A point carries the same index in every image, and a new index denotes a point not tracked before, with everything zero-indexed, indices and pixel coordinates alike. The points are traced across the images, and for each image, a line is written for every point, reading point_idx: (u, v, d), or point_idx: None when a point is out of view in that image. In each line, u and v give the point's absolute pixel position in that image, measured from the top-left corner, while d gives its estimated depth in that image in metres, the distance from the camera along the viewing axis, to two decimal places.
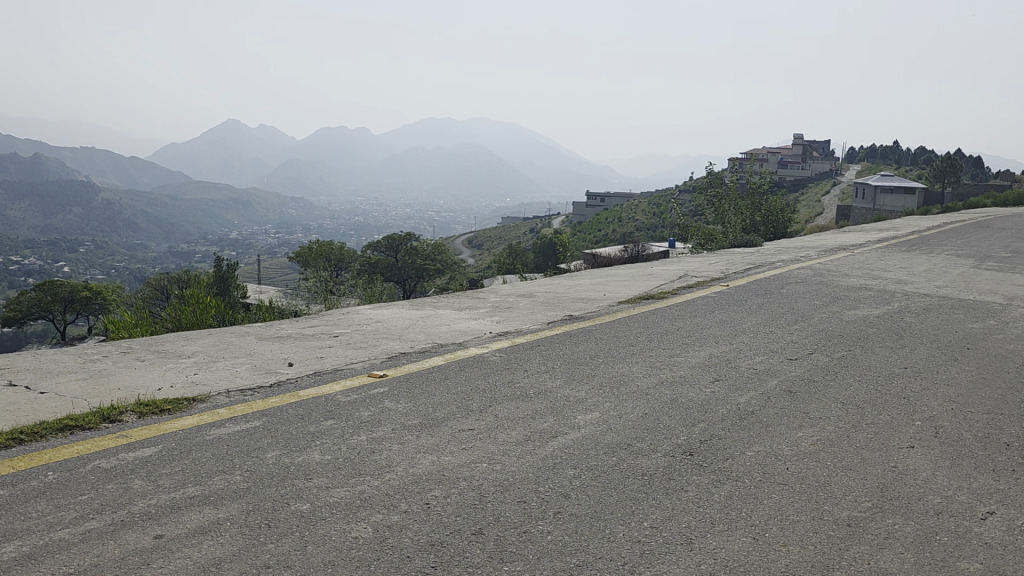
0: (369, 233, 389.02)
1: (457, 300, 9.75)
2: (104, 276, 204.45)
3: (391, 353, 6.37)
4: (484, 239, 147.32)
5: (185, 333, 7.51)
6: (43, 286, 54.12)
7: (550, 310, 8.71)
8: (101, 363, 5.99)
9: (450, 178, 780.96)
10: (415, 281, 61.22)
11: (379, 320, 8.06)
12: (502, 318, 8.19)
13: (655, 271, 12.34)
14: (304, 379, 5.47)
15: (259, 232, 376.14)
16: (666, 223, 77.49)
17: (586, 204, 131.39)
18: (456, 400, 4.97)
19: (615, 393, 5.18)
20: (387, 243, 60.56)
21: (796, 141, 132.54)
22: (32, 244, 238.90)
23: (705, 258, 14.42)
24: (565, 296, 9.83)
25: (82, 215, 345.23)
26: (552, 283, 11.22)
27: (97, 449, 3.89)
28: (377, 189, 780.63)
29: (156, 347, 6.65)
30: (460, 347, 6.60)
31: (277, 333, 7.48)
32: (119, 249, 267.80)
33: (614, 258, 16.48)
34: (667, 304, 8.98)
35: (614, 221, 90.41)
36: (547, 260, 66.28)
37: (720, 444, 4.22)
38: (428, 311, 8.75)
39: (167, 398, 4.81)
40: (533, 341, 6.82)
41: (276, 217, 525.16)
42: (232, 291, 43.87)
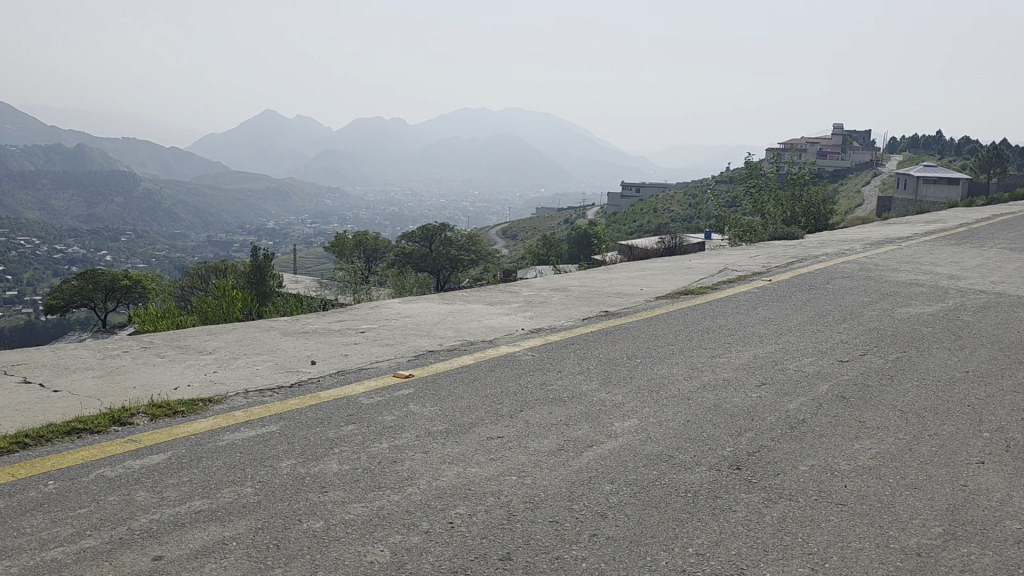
0: (404, 223, 390.82)
1: (488, 294, 9.47)
2: (145, 266, 207.65)
3: (418, 350, 6.10)
4: (518, 229, 146.87)
5: (208, 328, 7.31)
6: (84, 275, 54.96)
7: (585, 305, 8.39)
8: (120, 360, 5.81)
9: (485, 169, 781.27)
10: (449, 271, 60.92)
11: (409, 315, 7.80)
12: (536, 313, 7.87)
13: (694, 265, 11.94)
14: (327, 378, 5.20)
15: (296, 223, 379.53)
16: (703, 215, 76.32)
17: (620, 195, 130.46)
18: (485, 403, 4.67)
19: (655, 399, 4.85)
20: (421, 234, 60.23)
21: (836, 131, 130.52)
22: (76, 234, 243.48)
23: (745, 251, 13.99)
24: (601, 291, 9.49)
25: (124, 205, 350.46)
26: (587, 277, 10.88)
27: (104, 456, 3.66)
28: (412, 179, 780.75)
29: (177, 343, 6.44)
30: (490, 345, 6.31)
31: (302, 327, 7.27)
32: (159, 240, 272.14)
33: (651, 251, 16.08)
34: (707, 299, 8.60)
35: (649, 212, 89.35)
36: (581, 251, 65.76)
37: (768, 457, 3.89)
38: (459, 305, 8.47)
39: (181, 399, 4.59)
40: (567, 339, 6.50)
41: (312, 207, 529.49)
42: (267, 281, 43.93)
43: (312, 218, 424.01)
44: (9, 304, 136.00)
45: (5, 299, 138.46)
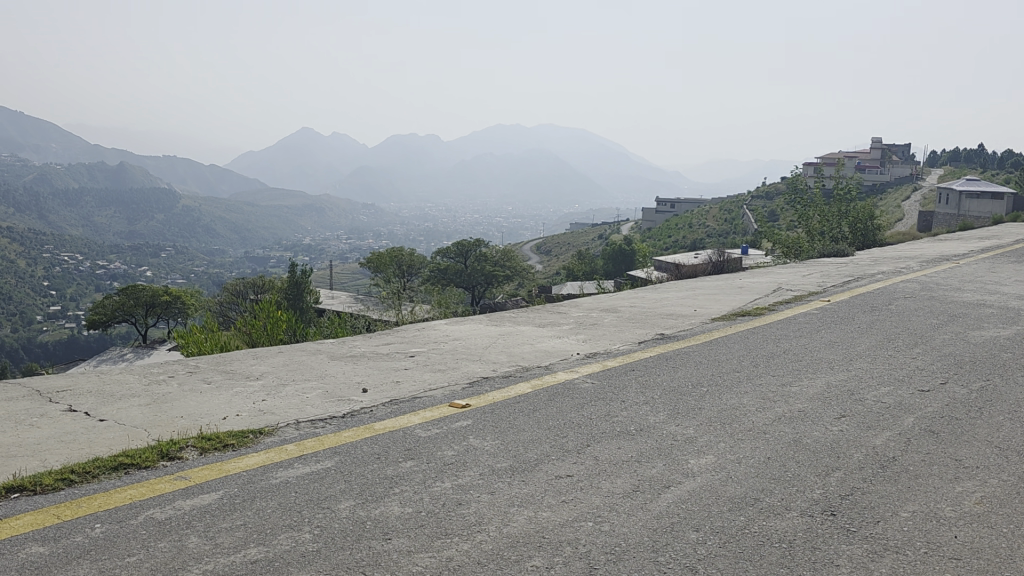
0: (439, 238, 392.37)
1: (537, 315, 9.22)
2: (184, 280, 210.48)
3: (471, 377, 5.85)
4: (553, 245, 146.52)
5: (253, 351, 7.13)
6: (126, 290, 55.54)
7: (640, 327, 8.09)
8: (165, 387, 5.63)
9: (520, 184, 781.52)
10: (484, 287, 60.70)
11: (461, 338, 7.55)
12: (589, 336, 7.59)
13: (746, 284, 11.57)
14: (380, 408, 4.96)
15: (332, 239, 382.63)
16: (740, 230, 75.36)
17: (656, 210, 129.58)
18: (548, 437, 4.41)
19: (731, 431, 4.55)
20: (456, 249, 60.41)
21: (875, 145, 128.64)
22: (118, 250, 247.77)
23: (797, 269, 13.58)
24: (653, 312, 9.18)
25: (164, 221, 355.76)
26: (636, 298, 10.58)
27: (152, 494, 3.46)
28: (446, 196, 780.92)
29: (223, 367, 6.26)
30: (547, 371, 6.01)
31: (350, 350, 7.07)
32: (198, 254, 276.14)
33: (698, 269, 15.71)
34: (766, 321, 8.26)
35: (684, 227, 88.52)
36: (616, 267, 65.29)
37: (863, 502, 3.57)
38: (508, 328, 8.22)
39: (230, 430, 4.37)
40: (626, 363, 6.21)
41: (349, 222, 533.31)
42: (305, 297, 44.13)
43: (349, 234, 427.40)
44: (52, 319, 138.29)
45: (48, 314, 140.74)
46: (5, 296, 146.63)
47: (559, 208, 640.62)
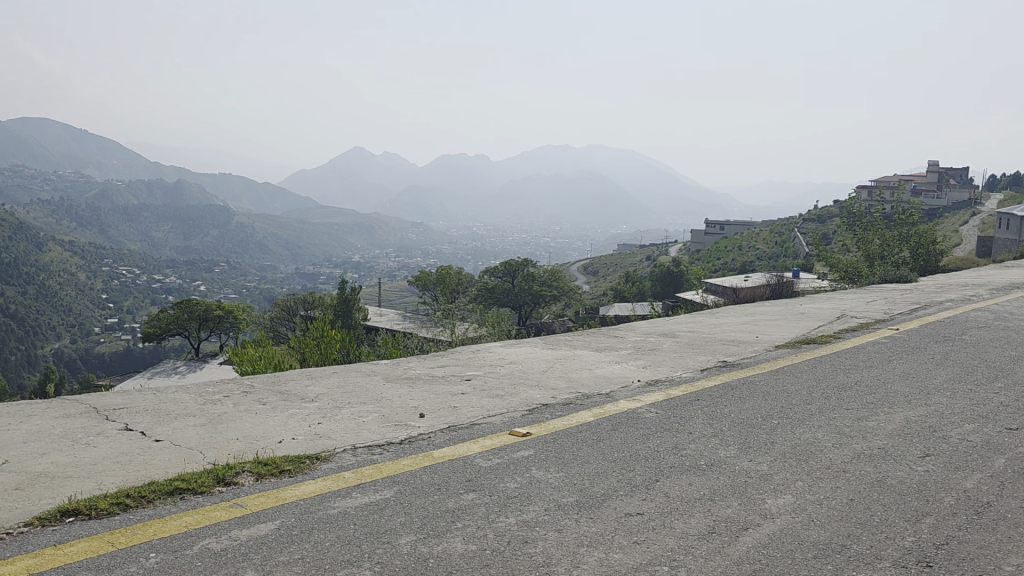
0: (486, 257, 393.89)
1: (593, 339, 8.99)
2: (236, 294, 213.91)
3: (531, 403, 5.66)
4: (600, 265, 145.81)
5: (307, 371, 7.04)
6: (181, 304, 56.55)
7: (701, 354, 7.82)
8: (220, 407, 5.55)
9: (568, 204, 781.71)
10: (531, 306, 60.50)
11: (519, 362, 7.36)
12: (650, 363, 7.35)
13: (808, 310, 11.21)
14: (438, 435, 4.82)
15: (381, 257, 386.36)
16: (791, 252, 74.18)
17: (705, 232, 128.13)
18: (616, 469, 4.19)
19: (808, 469, 4.30)
20: (504, 268, 60.30)
21: (932, 168, 126.03)
22: (174, 265, 253.03)
23: (860, 295, 13.16)
24: (714, 338, 8.89)
25: (218, 238, 363.04)
26: (694, 324, 10.29)
27: (208, 522, 3.34)
28: (494, 215, 781.11)
29: (278, 389, 6.17)
30: (608, 399, 5.81)
31: (405, 372, 6.93)
32: (250, 270, 281.10)
33: (756, 293, 15.37)
34: (833, 350, 7.92)
35: (734, 249, 87.40)
36: (665, 288, 64.44)
37: (960, 554, 3.30)
38: (565, 352, 8.00)
39: (288, 456, 4.26)
40: (690, 393, 5.96)
41: (397, 240, 537.93)
42: (353, 313, 44.37)
43: (397, 252, 431.66)
44: (108, 330, 141.60)
45: (105, 325, 144.32)
46: (65, 306, 150.65)
47: (607, 228, 639.55)
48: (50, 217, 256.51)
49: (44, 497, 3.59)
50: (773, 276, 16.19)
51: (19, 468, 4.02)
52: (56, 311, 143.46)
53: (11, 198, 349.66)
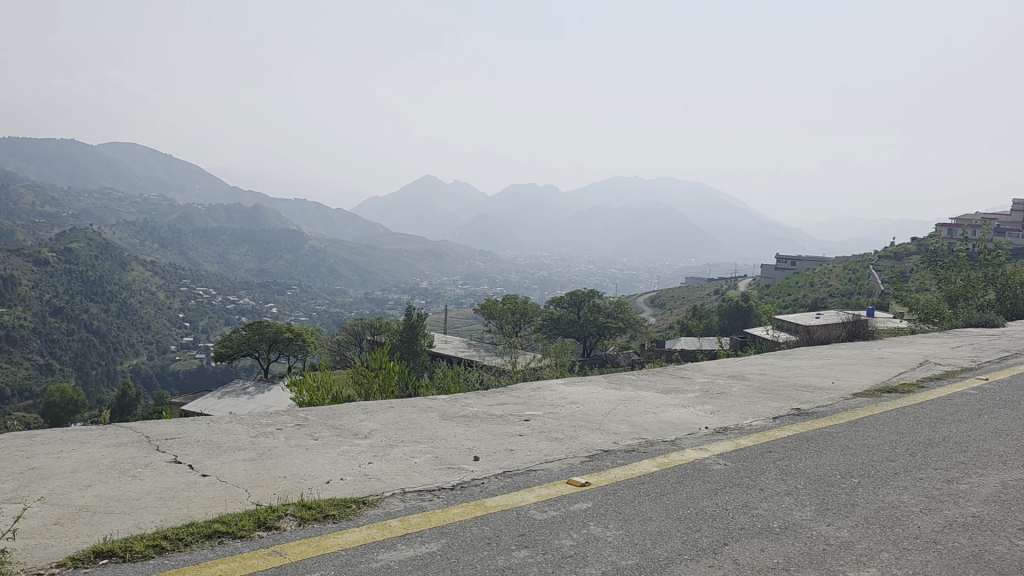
0: (552, 287, 395.30)
1: (658, 379, 8.62)
2: (307, 317, 217.86)
3: (591, 449, 5.37)
4: (667, 298, 144.18)
5: (362, 405, 6.86)
6: (252, 326, 57.64)
7: (773, 399, 7.40)
8: (272, 440, 5.42)
9: (636, 237, 780.90)
10: (596, 338, 59.80)
11: (581, 402, 7.07)
12: (719, 408, 6.97)
13: (887, 354, 10.65)
14: (493, 480, 4.58)
15: (448, 284, 390.49)
16: (865, 290, 72.13)
17: (775, 267, 125.78)
18: (679, 530, 3.89)
19: (894, 539, 3.91)
20: (569, 299, 60.04)
21: (1014, 207, 121.89)
22: (248, 287, 258.97)
23: (943, 340, 12.48)
24: (787, 382, 8.44)
25: (291, 262, 371.47)
26: (766, 366, 9.84)
27: (242, 572, 3.15)
28: (561, 246, 781.09)
29: (331, 423, 6.02)
30: (674, 448, 5.46)
31: (463, 410, 6.72)
32: (320, 294, 286.46)
33: (832, 334, 14.74)
34: (916, 401, 7.40)
35: (805, 285, 85.45)
36: (734, 323, 63.15)
37: None
38: (630, 393, 7.66)
39: (334, 499, 4.07)
40: (760, 444, 5.59)
41: (464, 268, 542.89)
42: (419, 340, 44.47)
43: (465, 279, 436.72)
44: (183, 349, 145.57)
45: (181, 345, 148.43)
46: (144, 324, 156.05)
47: (675, 261, 636.69)
48: (135, 238, 266.92)
49: (79, 534, 3.46)
50: (850, 317, 15.48)
51: (60, 501, 3.91)
52: (134, 329, 147.73)
53: (99, 219, 364.32)
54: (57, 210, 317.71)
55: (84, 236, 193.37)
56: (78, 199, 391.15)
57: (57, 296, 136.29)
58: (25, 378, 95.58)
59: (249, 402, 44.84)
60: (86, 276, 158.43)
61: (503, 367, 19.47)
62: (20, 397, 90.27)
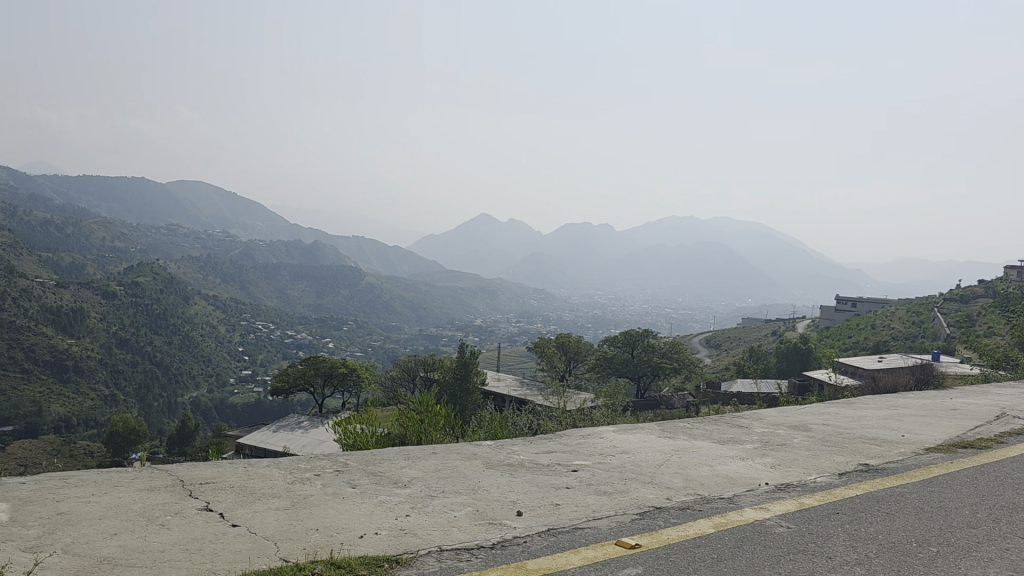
0: (606, 324, 397.65)
1: (715, 428, 8.22)
2: (363, 352, 221.01)
3: (642, 506, 5.03)
4: (723, 338, 142.68)
5: (403, 451, 6.62)
6: (308, 360, 58.24)
7: (839, 454, 6.94)
8: (307, 486, 5.21)
9: (691, 277, 780.86)
10: (650, 378, 58.51)
11: (633, 453, 6.74)
12: (779, 462, 6.57)
13: (959, 405, 10.05)
14: (536, 538, 4.30)
15: (503, 321, 395.30)
16: (929, 333, 70.08)
17: (833, 308, 123.58)
18: None
19: None
20: (624, 338, 59.57)
21: None
22: (306, 321, 263.65)
23: (1017, 391, 11.75)
24: (852, 434, 7.97)
25: (348, 297, 377.04)
26: (830, 415, 9.33)
27: None
28: (616, 285, 780.93)
29: (372, 469, 5.80)
30: (733, 507, 5.10)
31: (508, 458, 6.44)
32: (376, 330, 290.40)
33: (900, 382, 13.91)
34: (995, 458, 6.89)
35: (866, 327, 83.24)
36: (792, 365, 61.54)
37: None
38: (684, 442, 7.28)
39: (365, 557, 3.83)
40: (826, 505, 5.19)
41: (518, 305, 546.08)
42: (472, 377, 44.10)
43: (519, 317, 439.96)
44: (242, 382, 148.07)
45: (240, 377, 151.96)
46: (205, 356, 158.98)
47: (732, 301, 637.19)
48: (198, 272, 272.88)
49: None
50: (917, 366, 14.68)
51: (80, 552, 3.73)
52: (196, 361, 151.47)
53: (165, 253, 372.59)
54: (125, 245, 328.34)
55: (150, 271, 199.41)
56: (146, 234, 404.38)
57: (124, 327, 140.44)
58: (90, 408, 97.77)
59: (303, 436, 45.12)
60: (151, 309, 162.29)
61: (556, 408, 18.87)
62: (85, 425, 92.51)
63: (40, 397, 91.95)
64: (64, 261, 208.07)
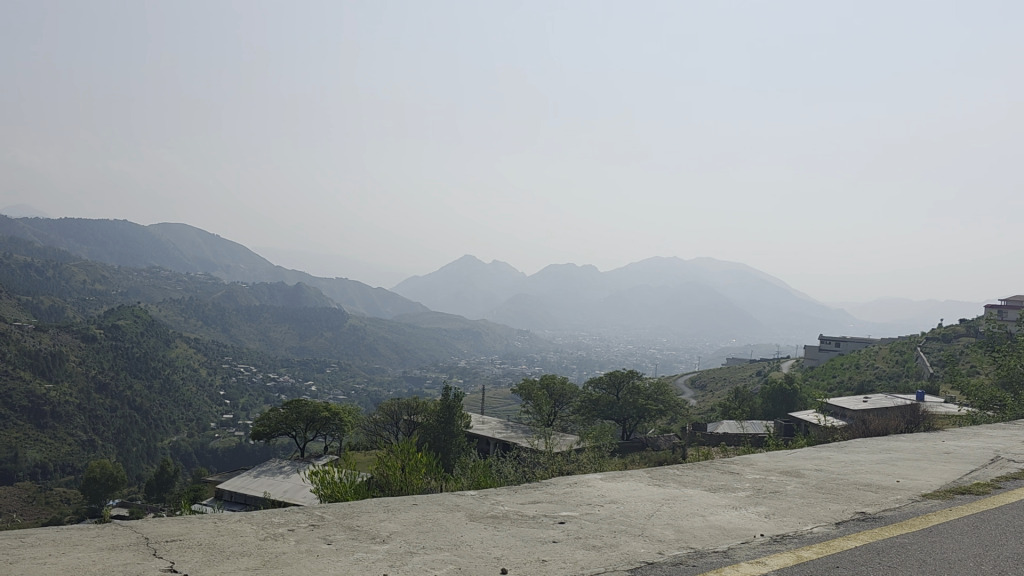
0: (591, 365, 396.06)
1: (706, 475, 7.99)
2: (346, 395, 219.49)
3: (633, 561, 4.79)
4: (707, 379, 142.53)
5: (382, 502, 6.35)
6: (291, 405, 57.64)
7: (835, 500, 6.74)
8: (275, 545, 4.90)
9: (675, 318, 780.82)
10: (636, 421, 58.03)
11: (621, 502, 6.50)
12: (774, 510, 6.34)
13: (952, 448, 9.87)
14: None
15: (486, 363, 393.36)
16: (913, 373, 69.81)
17: (817, 348, 123.66)
18: None
19: None
20: (609, 380, 59.42)
21: None
22: (289, 364, 261.95)
23: (1006, 434, 11.54)
24: (847, 480, 7.75)
25: (332, 338, 375.22)
26: (821, 460, 9.13)
27: None
28: (601, 325, 781.17)
29: (349, 524, 5.52)
30: (728, 561, 4.87)
31: (492, 509, 6.19)
32: (359, 372, 288.77)
33: (890, 425, 13.63)
34: (992, 504, 6.71)
35: (850, 366, 83.43)
36: (776, 407, 61.15)
37: None
38: (675, 491, 7.04)
39: None
40: (825, 559, 4.96)
41: (502, 347, 544.08)
42: (457, 420, 43.61)
43: (503, 359, 438.68)
44: (223, 427, 146.86)
45: (220, 421, 150.53)
46: (186, 401, 157.25)
47: (716, 341, 636.66)
48: (180, 315, 271.19)
49: None
50: (906, 410, 14.46)
51: None
52: (176, 406, 150.11)
53: (148, 295, 370.65)
54: (106, 287, 326.24)
55: (131, 314, 197.75)
56: (128, 277, 401.96)
57: (103, 371, 138.60)
58: (67, 453, 96.57)
59: (285, 481, 44.39)
60: (132, 352, 160.51)
61: (548, 451, 18.38)
62: (62, 472, 91.06)
63: (16, 443, 90.53)
64: (44, 304, 206.10)
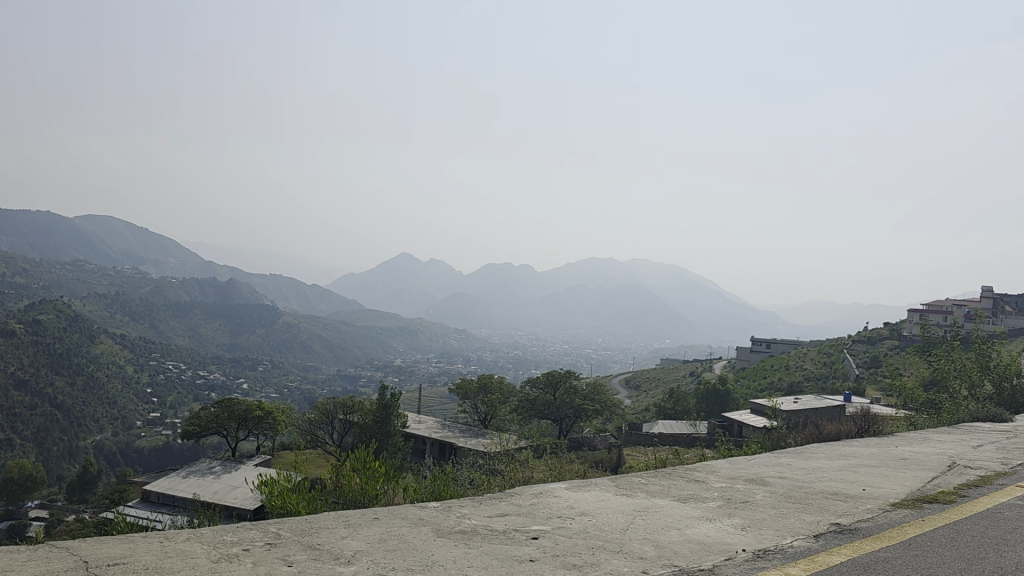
0: (528, 367, 393.93)
1: (673, 484, 7.77)
2: (278, 393, 215.11)
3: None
4: (643, 379, 143.18)
5: (343, 516, 5.97)
6: (222, 403, 56.05)
7: (807, 512, 6.57)
8: (227, 566, 4.52)
9: (612, 319, 781.32)
10: (573, 420, 57.92)
11: (595, 514, 6.22)
12: (750, 522, 6.15)
13: (910, 454, 9.89)
14: None
15: (423, 362, 389.29)
16: (840, 374, 71.43)
17: (750, 350, 124.98)
18: None
19: None
20: (546, 380, 59.40)
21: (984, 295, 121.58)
22: (219, 362, 256.01)
23: (953, 439, 11.62)
24: (814, 488, 7.65)
25: (265, 336, 367.95)
26: (784, 466, 9.03)
27: None
28: (537, 324, 780.89)
29: (310, 541, 5.13)
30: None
31: (460, 523, 5.86)
32: (292, 369, 283.65)
33: (843, 430, 13.71)
34: (963, 515, 6.63)
35: (780, 368, 84.78)
36: (708, 406, 61.83)
37: None
38: (644, 502, 6.80)
39: None
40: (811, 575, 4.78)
41: (438, 345, 539.54)
42: (393, 420, 43.06)
43: (440, 357, 434.54)
44: (149, 426, 143.05)
45: (148, 420, 146.93)
46: (111, 399, 152.36)
47: (651, 341, 639.72)
48: (106, 309, 262.71)
49: None
50: (853, 413, 14.55)
51: None
52: (101, 403, 145.61)
53: (72, 288, 358.38)
54: (27, 280, 315.04)
55: (53, 307, 190.55)
56: (51, 270, 388.41)
57: (23, 366, 133.26)
58: None
59: (215, 482, 43.03)
60: (54, 348, 153.79)
61: (497, 454, 17.82)
62: None
63: None
64: None
